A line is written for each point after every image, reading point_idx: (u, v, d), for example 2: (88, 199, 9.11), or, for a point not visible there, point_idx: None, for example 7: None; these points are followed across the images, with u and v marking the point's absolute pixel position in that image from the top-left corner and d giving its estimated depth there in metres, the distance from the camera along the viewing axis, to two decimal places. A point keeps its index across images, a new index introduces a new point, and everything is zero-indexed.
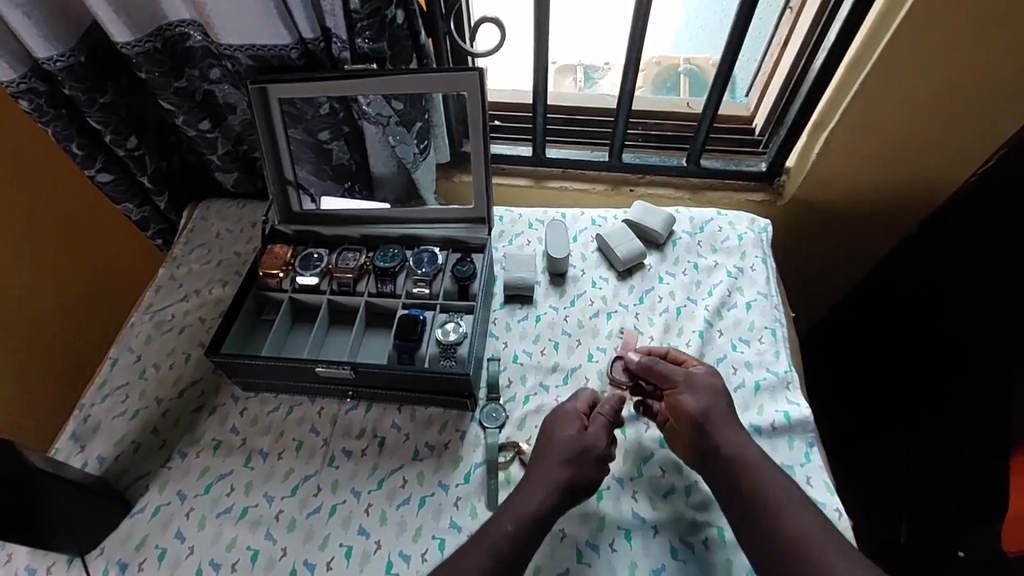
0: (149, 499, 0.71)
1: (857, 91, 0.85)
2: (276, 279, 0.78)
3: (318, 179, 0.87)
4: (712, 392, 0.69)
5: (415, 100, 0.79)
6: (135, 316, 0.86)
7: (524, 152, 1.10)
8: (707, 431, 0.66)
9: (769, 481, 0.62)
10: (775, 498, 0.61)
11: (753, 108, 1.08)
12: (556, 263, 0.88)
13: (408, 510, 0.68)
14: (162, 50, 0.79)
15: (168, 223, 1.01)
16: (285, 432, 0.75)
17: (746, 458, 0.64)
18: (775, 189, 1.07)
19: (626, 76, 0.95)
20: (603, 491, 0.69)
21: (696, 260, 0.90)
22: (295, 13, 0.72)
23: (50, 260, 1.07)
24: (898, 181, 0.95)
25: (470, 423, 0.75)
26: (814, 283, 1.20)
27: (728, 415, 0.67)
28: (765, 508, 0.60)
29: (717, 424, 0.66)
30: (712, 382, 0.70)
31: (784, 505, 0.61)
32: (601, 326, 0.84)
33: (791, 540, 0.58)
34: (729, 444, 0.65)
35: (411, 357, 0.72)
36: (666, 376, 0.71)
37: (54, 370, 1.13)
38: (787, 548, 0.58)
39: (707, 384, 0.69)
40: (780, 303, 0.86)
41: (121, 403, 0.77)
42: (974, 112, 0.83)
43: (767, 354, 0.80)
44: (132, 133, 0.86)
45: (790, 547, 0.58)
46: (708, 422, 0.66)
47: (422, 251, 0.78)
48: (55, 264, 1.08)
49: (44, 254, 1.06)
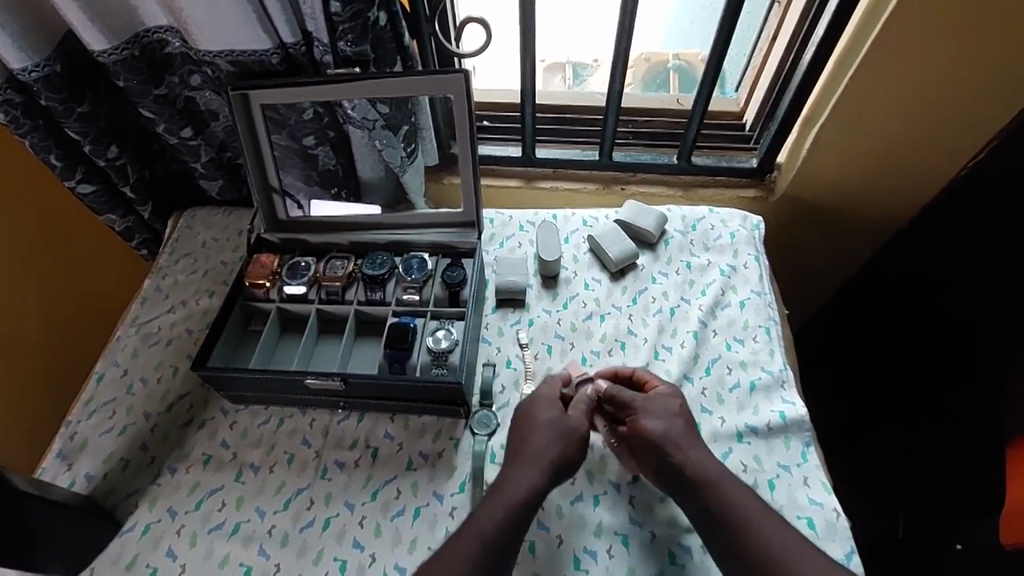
0: (138, 517, 0.69)
1: (848, 85, 0.84)
2: (263, 288, 0.76)
3: (301, 184, 0.86)
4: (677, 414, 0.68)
5: (402, 103, 0.79)
6: (121, 329, 0.84)
7: (514, 153, 1.09)
8: (670, 453, 0.64)
9: (733, 495, 0.61)
10: (739, 514, 0.60)
11: (743, 104, 1.08)
12: (548, 265, 0.87)
13: (402, 521, 0.67)
14: (140, 57, 0.77)
15: (154, 233, 0.99)
16: (276, 444, 0.74)
17: (708, 475, 0.63)
18: (766, 185, 1.06)
19: (615, 74, 0.94)
20: (599, 496, 0.69)
21: (688, 259, 0.89)
22: (274, 16, 0.70)
23: (39, 274, 1.06)
24: (889, 175, 0.95)
25: (463, 430, 0.74)
26: (808, 279, 1.20)
27: (689, 434, 0.66)
28: (732, 522, 0.60)
29: (681, 447, 0.65)
30: (674, 404, 0.68)
31: (763, 519, 0.60)
32: (594, 329, 0.83)
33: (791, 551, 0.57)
34: (692, 464, 0.64)
35: (402, 366, 0.71)
36: (626, 402, 0.69)
37: (35, 389, 1.10)
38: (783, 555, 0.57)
39: (665, 407, 0.68)
40: (773, 301, 0.85)
41: (108, 418, 0.76)
42: (964, 104, 0.83)
43: (761, 354, 0.79)
44: (113, 142, 0.84)
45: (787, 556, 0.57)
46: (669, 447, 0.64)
47: (411, 258, 0.77)
48: (44, 277, 1.07)
49: (33, 267, 1.05)
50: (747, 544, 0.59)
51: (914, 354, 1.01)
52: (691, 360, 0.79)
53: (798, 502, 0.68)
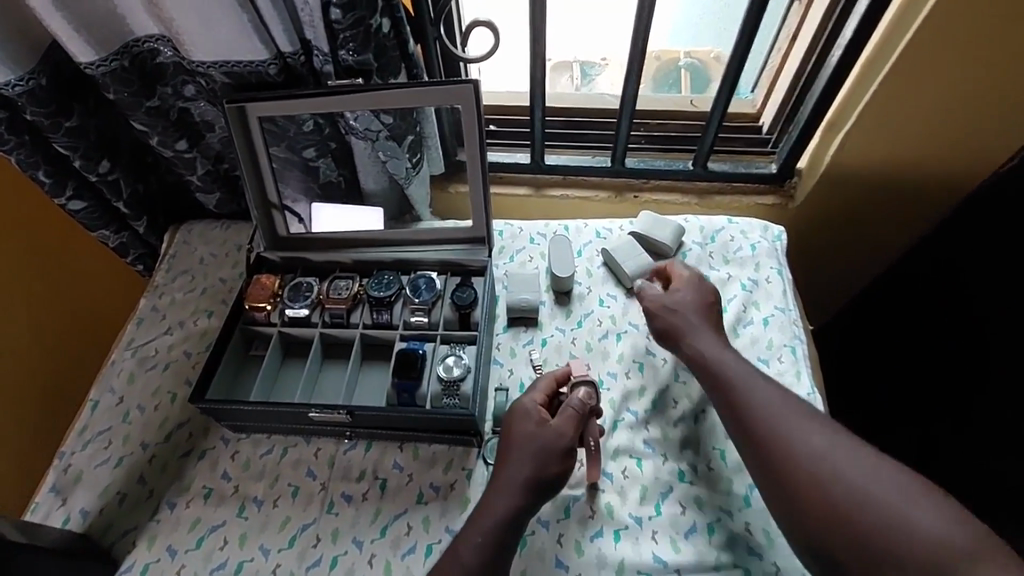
0: (136, 556, 0.66)
1: (878, 89, 0.79)
2: (264, 312, 0.73)
3: (303, 193, 0.81)
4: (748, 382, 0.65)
5: (406, 113, 0.74)
6: (116, 353, 0.81)
7: (522, 159, 1.04)
8: (727, 381, 0.65)
9: (757, 390, 0.63)
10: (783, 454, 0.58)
11: (760, 105, 1.03)
12: (561, 281, 0.83)
13: (414, 560, 0.64)
14: (130, 68, 0.72)
15: (149, 248, 0.96)
16: (280, 476, 0.70)
17: (726, 361, 0.66)
18: (785, 192, 1.01)
19: (629, 77, 0.89)
20: (621, 531, 0.65)
21: (708, 272, 0.85)
22: (272, 26, 0.66)
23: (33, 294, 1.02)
24: (918, 181, 0.91)
25: (475, 460, 0.70)
26: (828, 287, 1.15)
27: (708, 326, 0.70)
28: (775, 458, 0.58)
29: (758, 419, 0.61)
30: (692, 295, 0.73)
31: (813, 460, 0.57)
32: (611, 348, 0.79)
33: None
34: (711, 351, 0.67)
35: (412, 396, 0.67)
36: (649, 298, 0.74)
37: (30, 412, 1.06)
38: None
39: (684, 300, 0.72)
40: (798, 317, 0.81)
41: (104, 449, 0.72)
42: (1000, 109, 0.79)
43: (788, 375, 0.75)
44: (104, 157, 0.80)
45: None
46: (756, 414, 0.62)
47: (418, 277, 0.74)
48: (38, 297, 1.03)
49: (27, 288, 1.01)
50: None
51: (923, 362, 0.97)
52: None
53: None
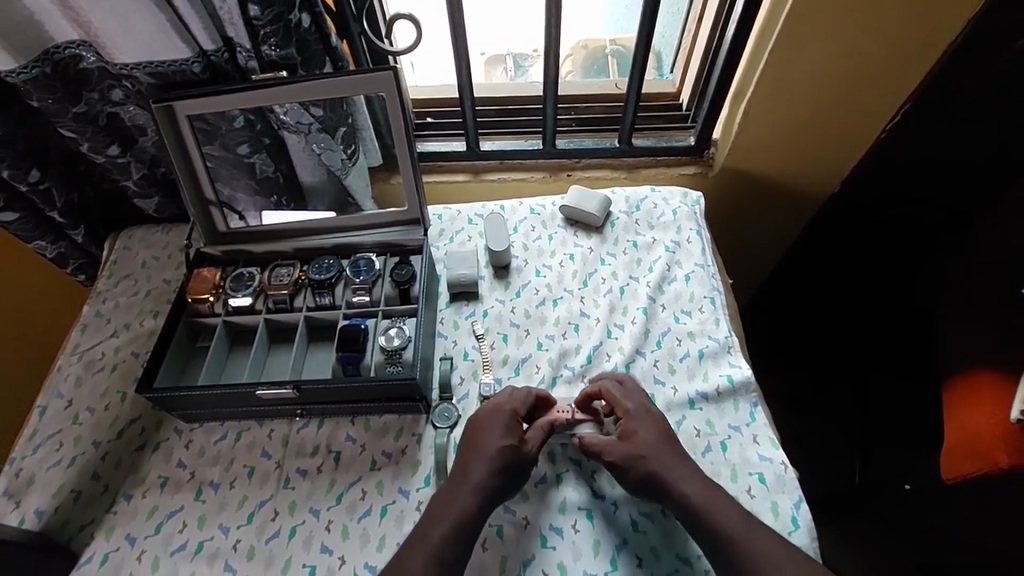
0: (96, 547, 0.68)
1: (770, 56, 0.84)
2: (207, 304, 0.76)
3: (255, 202, 0.85)
4: (663, 443, 0.67)
5: (336, 104, 0.76)
6: (62, 359, 0.81)
7: (458, 147, 1.08)
8: (639, 456, 0.66)
9: (660, 439, 0.67)
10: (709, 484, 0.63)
11: (679, 85, 1.09)
12: (498, 256, 0.87)
13: (369, 522, 0.67)
14: (52, 75, 0.72)
15: (88, 256, 0.96)
16: (235, 459, 0.73)
17: (639, 444, 0.67)
18: (706, 161, 1.07)
19: (548, 67, 0.94)
20: (563, 474, 0.71)
21: (634, 238, 0.91)
22: (191, 25, 0.69)
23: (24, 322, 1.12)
24: (815, 143, 0.97)
25: (425, 425, 0.75)
26: (756, 254, 1.23)
27: (647, 412, 0.70)
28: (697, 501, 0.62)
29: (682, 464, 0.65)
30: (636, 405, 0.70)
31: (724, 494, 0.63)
32: (547, 314, 0.84)
33: (754, 536, 0.60)
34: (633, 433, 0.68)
35: (356, 367, 0.72)
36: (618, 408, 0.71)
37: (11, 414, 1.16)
38: (745, 537, 0.60)
39: (643, 413, 0.70)
40: (717, 272, 0.88)
41: (55, 451, 0.72)
42: (877, 77, 0.85)
43: (708, 323, 0.82)
44: (34, 166, 0.80)
45: (751, 538, 0.59)
46: (635, 460, 0.66)
47: (358, 259, 0.78)
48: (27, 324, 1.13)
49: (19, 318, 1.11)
50: (690, 496, 0.63)
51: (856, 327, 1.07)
52: (642, 336, 0.81)
53: (749, 460, 0.71)
